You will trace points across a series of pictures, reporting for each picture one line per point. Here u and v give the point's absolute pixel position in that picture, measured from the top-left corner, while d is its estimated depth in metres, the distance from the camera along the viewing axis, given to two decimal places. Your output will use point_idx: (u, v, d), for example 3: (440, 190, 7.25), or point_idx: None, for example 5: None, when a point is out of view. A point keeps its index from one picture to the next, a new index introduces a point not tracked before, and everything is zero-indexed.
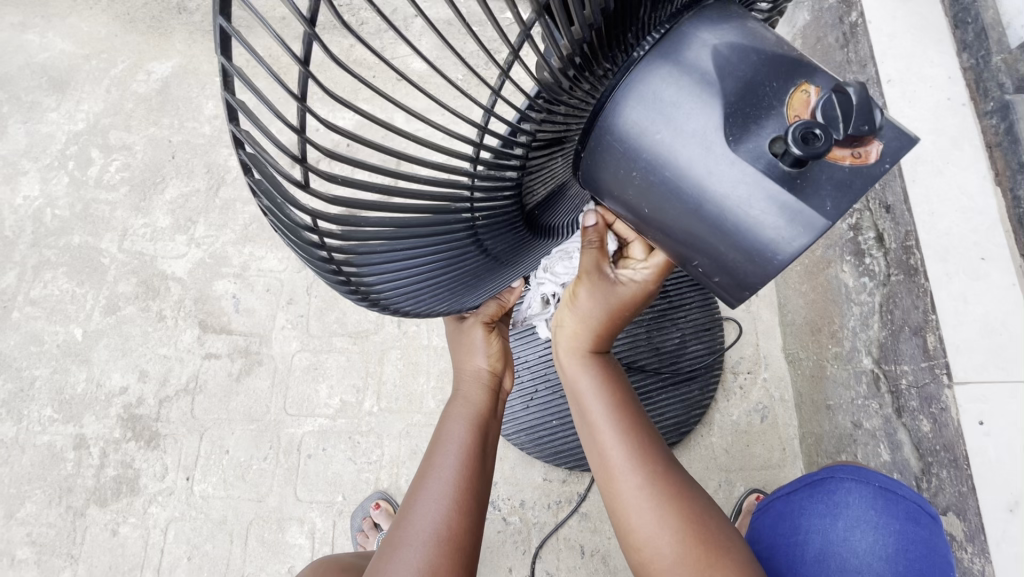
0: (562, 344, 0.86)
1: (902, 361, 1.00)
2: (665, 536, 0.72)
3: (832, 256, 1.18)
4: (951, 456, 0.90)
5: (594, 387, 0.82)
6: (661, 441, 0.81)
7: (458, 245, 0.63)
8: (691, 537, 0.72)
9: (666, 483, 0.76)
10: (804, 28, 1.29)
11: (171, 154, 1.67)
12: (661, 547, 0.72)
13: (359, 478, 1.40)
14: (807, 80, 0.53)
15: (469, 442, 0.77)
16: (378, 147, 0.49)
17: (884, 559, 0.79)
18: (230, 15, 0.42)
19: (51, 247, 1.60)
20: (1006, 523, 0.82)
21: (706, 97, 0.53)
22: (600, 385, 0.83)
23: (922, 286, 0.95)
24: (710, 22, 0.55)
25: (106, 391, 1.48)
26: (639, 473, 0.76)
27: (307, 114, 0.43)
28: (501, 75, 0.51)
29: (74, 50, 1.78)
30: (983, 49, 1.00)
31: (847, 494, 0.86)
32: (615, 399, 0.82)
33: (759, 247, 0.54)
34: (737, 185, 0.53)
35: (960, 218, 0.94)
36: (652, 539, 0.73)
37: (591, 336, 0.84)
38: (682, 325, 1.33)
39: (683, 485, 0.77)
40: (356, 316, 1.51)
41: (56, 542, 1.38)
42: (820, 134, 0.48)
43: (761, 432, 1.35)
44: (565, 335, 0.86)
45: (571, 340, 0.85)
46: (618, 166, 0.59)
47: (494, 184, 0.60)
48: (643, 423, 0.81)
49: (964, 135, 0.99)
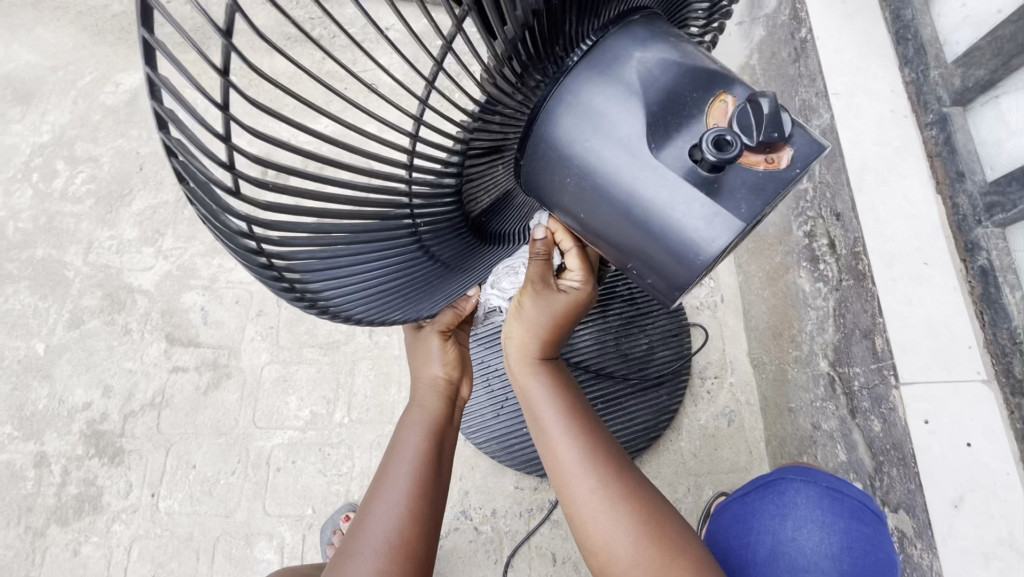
0: (513, 353, 0.86)
1: (854, 363, 1.03)
2: (621, 534, 0.73)
3: (790, 262, 1.22)
4: (901, 455, 0.93)
5: (546, 390, 0.83)
6: (614, 441, 0.81)
7: (402, 251, 0.64)
8: (648, 536, 0.73)
9: (620, 482, 0.76)
10: (760, 43, 1.34)
11: (139, 166, 1.66)
12: (618, 548, 0.73)
13: (329, 491, 1.39)
14: (724, 90, 0.56)
15: (424, 449, 0.78)
16: (309, 154, 0.50)
17: (830, 557, 0.82)
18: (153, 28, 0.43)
19: (13, 260, 1.57)
20: (951, 518, 0.86)
21: (630, 106, 0.56)
22: (552, 393, 0.83)
23: (870, 290, 0.98)
24: (636, 37, 0.57)
25: (69, 408, 1.45)
26: (592, 471, 0.77)
27: (231, 121, 0.43)
28: (428, 84, 0.53)
29: (39, 62, 1.76)
30: (923, 64, 1.05)
31: (795, 494, 0.88)
32: (567, 403, 0.82)
33: (685, 248, 0.56)
34: (660, 189, 0.55)
35: (904, 225, 0.99)
36: (609, 541, 0.73)
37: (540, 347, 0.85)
38: (650, 331, 1.36)
39: (637, 481, 0.77)
40: (328, 327, 1.51)
41: (14, 564, 1.34)
42: (732, 140, 0.51)
43: (729, 436, 1.37)
44: (512, 347, 0.85)
45: (519, 352, 0.85)
46: (553, 172, 0.61)
47: (434, 192, 0.62)
48: (597, 426, 0.82)
49: (907, 146, 1.03)
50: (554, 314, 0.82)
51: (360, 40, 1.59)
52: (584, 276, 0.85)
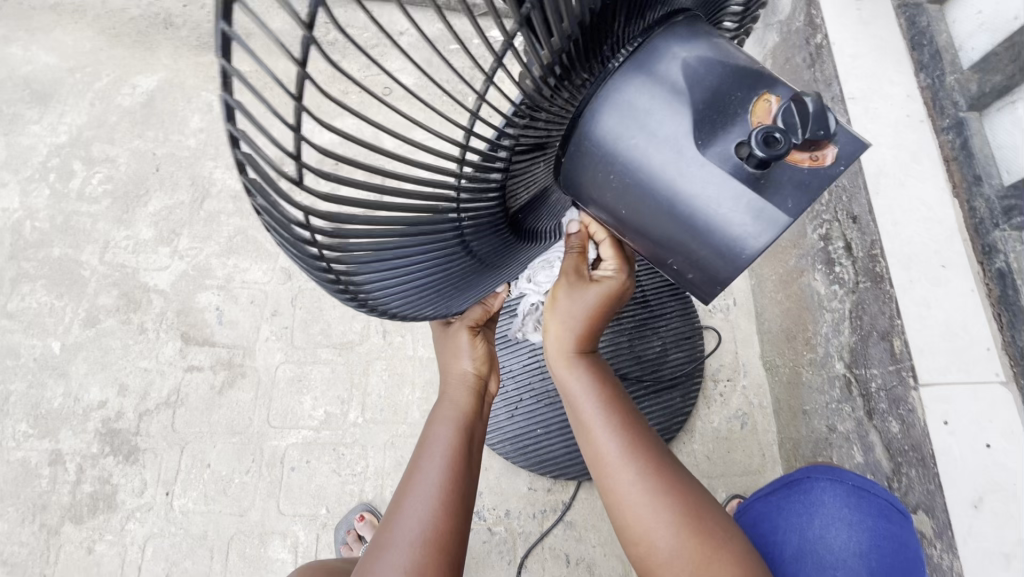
0: (551, 347, 0.87)
1: (871, 365, 1.03)
2: (662, 527, 0.74)
3: (804, 265, 1.22)
4: (920, 456, 0.93)
5: (586, 385, 0.84)
6: (653, 432, 0.83)
7: (445, 247, 0.65)
8: (689, 529, 0.74)
9: (659, 475, 0.78)
10: (773, 48, 1.35)
11: (155, 167, 1.68)
12: (658, 537, 0.74)
13: (343, 490, 1.39)
14: (768, 89, 0.57)
15: (455, 445, 0.79)
16: (368, 145, 0.50)
17: (858, 554, 0.82)
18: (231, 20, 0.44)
19: (29, 259, 1.58)
20: (971, 518, 0.86)
21: (676, 104, 0.57)
22: (592, 384, 0.84)
23: (887, 293, 0.99)
24: (680, 36, 0.58)
25: (84, 406, 1.46)
26: (631, 462, 0.78)
27: (303, 114, 0.44)
28: (485, 83, 0.53)
29: (58, 63, 1.78)
30: (938, 70, 1.06)
31: (822, 492, 0.88)
32: (607, 395, 0.84)
33: (729, 244, 0.57)
34: (706, 187, 0.56)
35: (922, 227, 1.00)
36: (650, 531, 0.74)
37: (577, 339, 0.85)
38: (663, 333, 1.36)
39: (675, 474, 0.79)
40: (342, 327, 1.52)
41: (28, 562, 1.34)
42: (780, 137, 0.52)
43: (742, 439, 1.37)
44: (550, 342, 0.87)
45: (558, 345, 0.86)
46: (596, 169, 0.62)
47: (480, 187, 0.62)
48: (636, 419, 0.83)
49: (924, 150, 1.05)
50: (589, 305, 0.83)
51: (376, 45, 1.61)
52: (620, 266, 0.85)
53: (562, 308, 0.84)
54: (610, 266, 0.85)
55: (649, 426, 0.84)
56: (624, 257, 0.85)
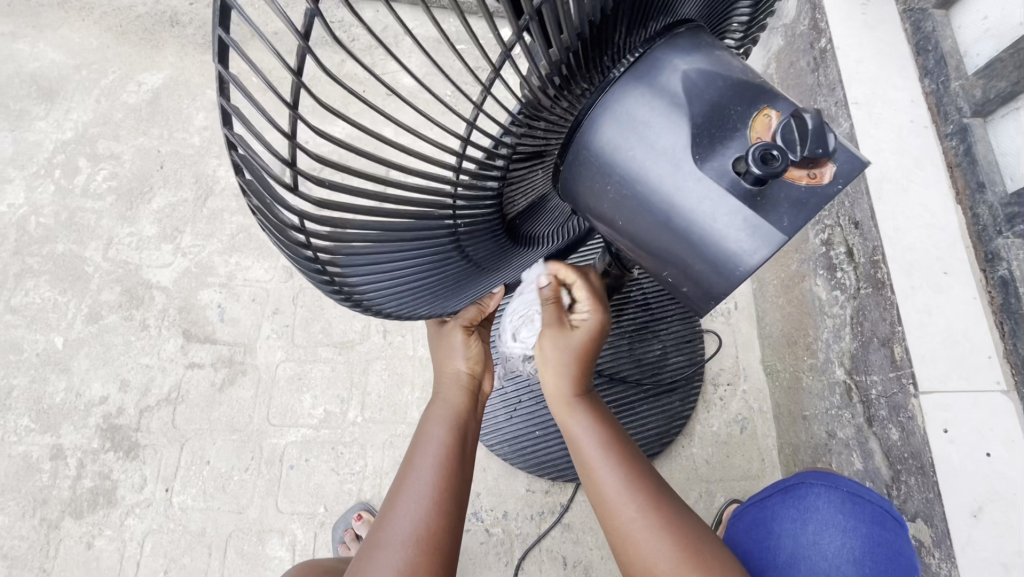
0: (550, 391, 0.88)
1: (872, 371, 1.03)
2: (659, 554, 0.74)
3: (806, 270, 1.22)
4: (919, 464, 0.93)
5: (586, 421, 0.85)
6: (650, 465, 0.84)
7: (440, 250, 0.65)
8: (686, 556, 0.74)
9: (657, 505, 0.78)
10: (778, 52, 1.35)
11: (159, 164, 1.68)
12: (655, 564, 0.74)
13: (341, 489, 1.39)
14: (768, 104, 0.57)
15: (450, 446, 0.79)
16: (363, 152, 0.51)
17: (852, 561, 0.82)
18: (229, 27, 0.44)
19: (34, 255, 1.59)
20: (970, 528, 0.85)
21: (675, 117, 0.57)
22: (591, 421, 0.86)
23: (889, 298, 0.98)
24: (682, 48, 0.58)
25: (86, 401, 1.46)
26: (630, 491, 0.79)
27: (298, 121, 0.45)
28: (483, 91, 0.53)
29: (64, 60, 1.79)
30: (943, 75, 1.06)
31: (817, 498, 0.88)
32: (605, 429, 0.85)
33: (724, 260, 0.57)
34: (702, 201, 0.56)
35: (924, 234, 0.99)
36: (647, 558, 0.75)
37: (572, 384, 0.86)
38: (663, 337, 1.36)
39: (673, 505, 0.79)
40: (342, 326, 1.52)
41: (28, 555, 1.35)
42: (778, 154, 0.52)
43: (741, 444, 1.37)
44: (548, 389, 0.88)
45: (556, 391, 0.87)
46: (593, 179, 0.62)
47: (476, 194, 0.62)
48: (634, 452, 0.84)
49: (927, 156, 1.04)
50: (573, 349, 0.85)
51: (381, 45, 1.61)
52: (595, 305, 0.88)
53: (548, 355, 0.87)
54: (584, 308, 0.88)
55: (647, 461, 0.85)
56: (597, 297, 0.88)
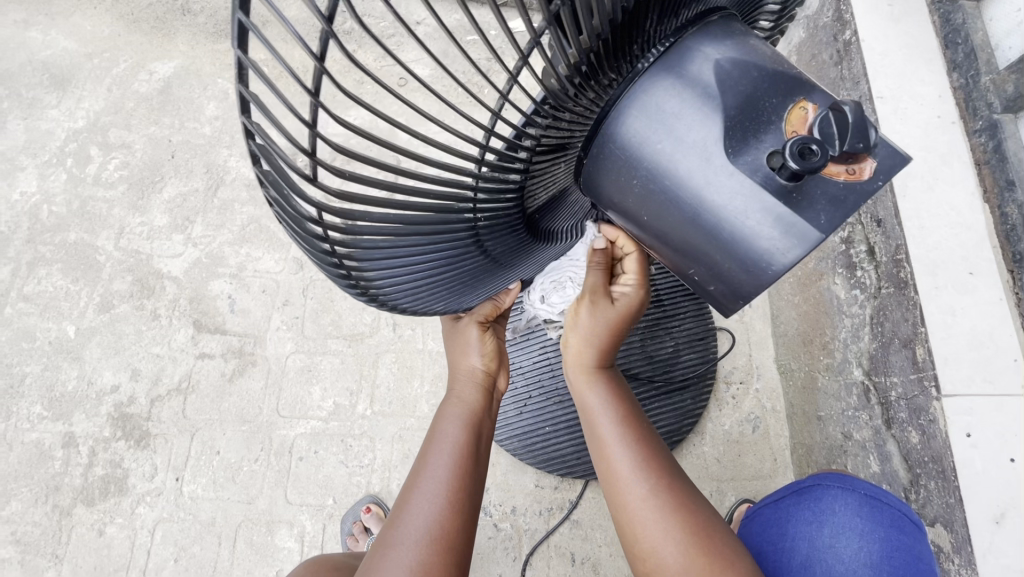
0: (570, 359, 0.88)
1: (891, 372, 1.01)
2: (667, 542, 0.73)
3: (824, 268, 1.20)
4: (940, 468, 0.91)
5: (602, 398, 0.85)
6: (665, 449, 0.83)
7: (460, 245, 0.64)
8: (694, 544, 0.73)
9: (668, 491, 0.77)
10: (799, 45, 1.32)
11: (170, 154, 1.68)
12: (663, 552, 0.73)
13: (350, 482, 1.39)
14: (805, 97, 0.55)
15: (464, 442, 0.78)
16: (383, 142, 0.49)
17: (868, 565, 0.80)
18: (248, 10, 0.43)
19: (46, 243, 1.60)
20: (992, 534, 0.84)
21: (707, 110, 0.55)
22: (609, 400, 0.85)
23: (911, 298, 0.96)
24: (714, 38, 0.56)
25: (97, 390, 1.47)
26: (642, 475, 0.78)
27: (320, 108, 0.43)
28: (509, 80, 0.51)
29: (76, 48, 1.79)
30: (973, 69, 1.03)
31: (833, 501, 0.87)
32: (620, 409, 0.84)
33: (755, 258, 0.55)
34: (734, 197, 0.54)
35: (950, 233, 0.97)
36: (655, 545, 0.74)
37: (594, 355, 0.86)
38: (676, 334, 1.34)
39: (685, 492, 0.78)
40: (352, 318, 1.51)
41: (41, 541, 1.36)
42: (817, 149, 0.50)
43: (753, 443, 1.35)
44: (569, 356, 0.89)
45: (578, 360, 0.87)
46: (619, 174, 0.60)
47: (497, 188, 0.61)
48: (649, 434, 0.83)
49: (954, 153, 1.01)
50: (607, 323, 0.84)
51: (392, 35, 1.59)
52: (639, 282, 0.86)
53: (583, 326, 0.85)
54: (630, 283, 0.85)
55: (663, 445, 0.84)
56: (644, 274, 0.86)
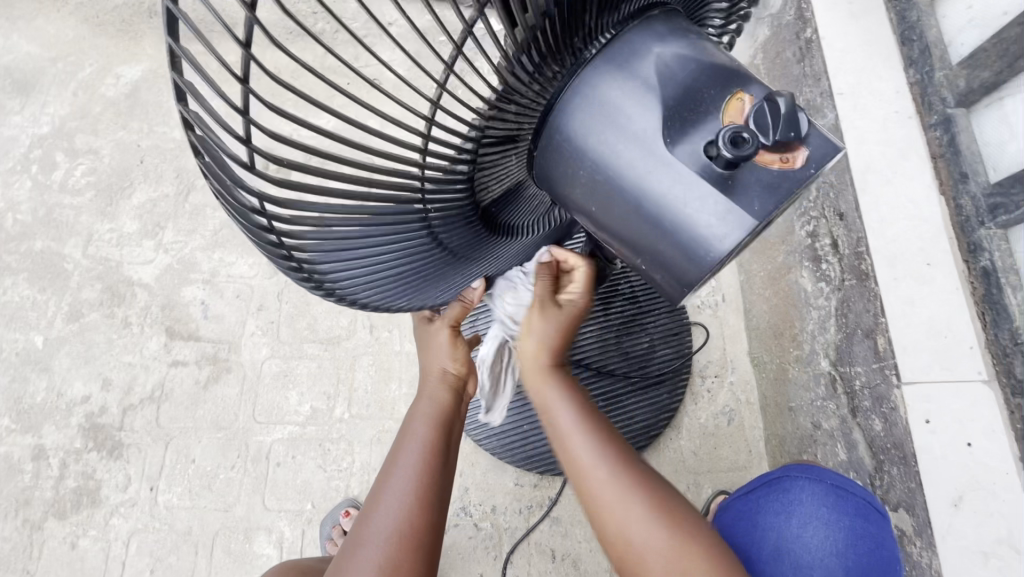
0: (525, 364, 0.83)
1: (855, 362, 1.03)
2: (635, 522, 0.70)
3: (792, 262, 1.22)
4: (902, 454, 0.94)
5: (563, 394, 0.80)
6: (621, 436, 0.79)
7: (413, 238, 0.64)
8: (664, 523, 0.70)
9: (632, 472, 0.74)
10: (764, 43, 1.34)
11: (139, 159, 1.65)
12: (633, 533, 0.70)
13: (329, 486, 1.38)
14: (742, 88, 0.57)
15: (431, 440, 0.78)
16: (326, 131, 0.50)
17: (835, 554, 0.83)
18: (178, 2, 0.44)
19: (11, 252, 1.56)
20: (950, 516, 0.87)
21: (648, 100, 0.56)
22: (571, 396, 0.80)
23: (873, 290, 0.99)
24: (656, 32, 0.58)
25: (67, 401, 1.44)
26: (605, 457, 0.75)
27: (251, 94, 0.44)
28: (446, 71, 0.52)
29: (40, 53, 1.75)
30: (927, 65, 1.05)
31: (801, 491, 0.89)
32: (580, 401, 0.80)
33: (696, 245, 0.57)
34: (674, 185, 0.56)
35: (908, 225, 0.99)
36: (624, 526, 0.70)
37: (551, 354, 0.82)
38: (651, 329, 1.35)
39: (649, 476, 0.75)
40: (328, 322, 1.50)
41: (11, 557, 1.33)
42: (748, 137, 0.52)
43: (729, 435, 1.37)
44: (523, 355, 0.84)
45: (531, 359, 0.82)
46: (565, 165, 0.61)
47: (447, 180, 0.61)
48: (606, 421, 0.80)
49: (911, 147, 1.04)
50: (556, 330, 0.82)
51: (365, 37, 1.58)
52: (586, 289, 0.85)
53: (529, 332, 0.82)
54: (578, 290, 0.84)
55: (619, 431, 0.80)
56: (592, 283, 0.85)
